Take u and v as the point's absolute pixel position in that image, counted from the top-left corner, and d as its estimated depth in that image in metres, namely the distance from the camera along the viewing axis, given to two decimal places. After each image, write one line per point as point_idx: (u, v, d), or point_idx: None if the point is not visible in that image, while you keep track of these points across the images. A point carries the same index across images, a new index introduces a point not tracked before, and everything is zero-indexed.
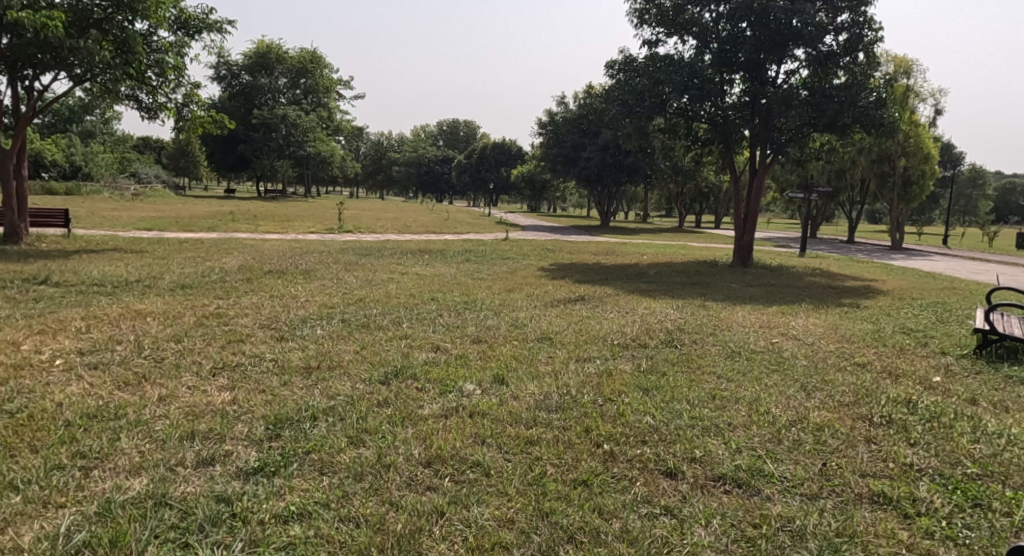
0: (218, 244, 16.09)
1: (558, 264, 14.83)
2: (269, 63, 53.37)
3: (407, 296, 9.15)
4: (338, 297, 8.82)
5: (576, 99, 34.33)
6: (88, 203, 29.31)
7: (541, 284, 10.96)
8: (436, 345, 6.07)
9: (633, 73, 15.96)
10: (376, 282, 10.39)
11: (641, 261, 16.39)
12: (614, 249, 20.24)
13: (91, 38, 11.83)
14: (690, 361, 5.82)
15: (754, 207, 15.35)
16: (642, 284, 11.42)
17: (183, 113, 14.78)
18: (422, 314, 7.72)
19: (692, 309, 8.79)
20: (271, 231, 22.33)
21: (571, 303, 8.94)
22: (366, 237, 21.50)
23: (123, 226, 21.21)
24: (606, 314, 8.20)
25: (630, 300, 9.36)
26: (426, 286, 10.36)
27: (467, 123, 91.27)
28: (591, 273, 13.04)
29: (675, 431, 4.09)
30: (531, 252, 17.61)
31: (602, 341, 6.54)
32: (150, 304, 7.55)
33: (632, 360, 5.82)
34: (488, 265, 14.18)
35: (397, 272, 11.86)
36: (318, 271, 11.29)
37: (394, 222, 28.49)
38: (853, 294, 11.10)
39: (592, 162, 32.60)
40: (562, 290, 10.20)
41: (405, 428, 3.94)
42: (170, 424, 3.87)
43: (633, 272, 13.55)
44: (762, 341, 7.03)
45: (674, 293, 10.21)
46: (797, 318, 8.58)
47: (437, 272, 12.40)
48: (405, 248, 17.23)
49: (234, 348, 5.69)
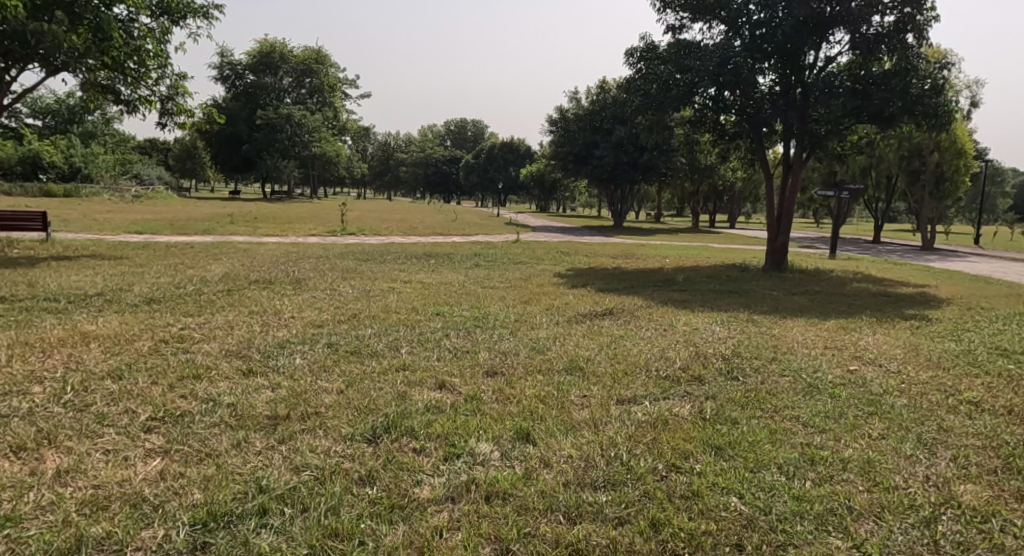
0: (208, 249, 15.01)
1: (575, 269, 13.61)
2: (273, 62, 52.42)
3: (408, 310, 7.95)
4: (329, 312, 7.65)
5: (589, 95, 33.12)
6: (86, 206, 28.38)
7: (561, 294, 9.74)
8: (442, 381, 4.83)
9: (655, 61, 14.74)
10: (375, 294, 9.19)
11: (665, 265, 15.16)
12: (633, 251, 19.01)
13: (58, 21, 10.71)
14: (763, 402, 4.57)
15: (791, 207, 14.07)
16: (673, 293, 10.17)
17: (169, 107, 13.63)
18: (427, 336, 6.51)
19: (739, 325, 7.54)
20: (270, 233, 21.25)
21: (599, 318, 7.72)
22: (369, 239, 20.31)
23: (114, 229, 20.18)
24: (643, 333, 6.96)
25: (665, 313, 8.13)
26: (431, 298, 9.16)
27: (476, 123, 90.17)
28: (612, 280, 11.83)
29: (778, 526, 2.92)
30: (544, 255, 16.41)
31: (646, 373, 5.30)
32: (103, 325, 6.38)
33: (692, 403, 4.56)
34: (500, 270, 12.97)
35: (400, 281, 10.68)
36: (310, 280, 10.12)
37: (399, 223, 27.35)
38: (912, 303, 9.84)
39: (605, 160, 31.36)
40: (585, 301, 9.00)
41: (394, 530, 2.78)
42: (51, 528, 2.70)
43: (660, 278, 12.32)
44: (837, 368, 5.77)
45: (713, 304, 8.97)
46: (866, 336, 7.31)
47: (444, 280, 11.20)
48: (410, 252, 16.07)
49: (187, 388, 4.48)
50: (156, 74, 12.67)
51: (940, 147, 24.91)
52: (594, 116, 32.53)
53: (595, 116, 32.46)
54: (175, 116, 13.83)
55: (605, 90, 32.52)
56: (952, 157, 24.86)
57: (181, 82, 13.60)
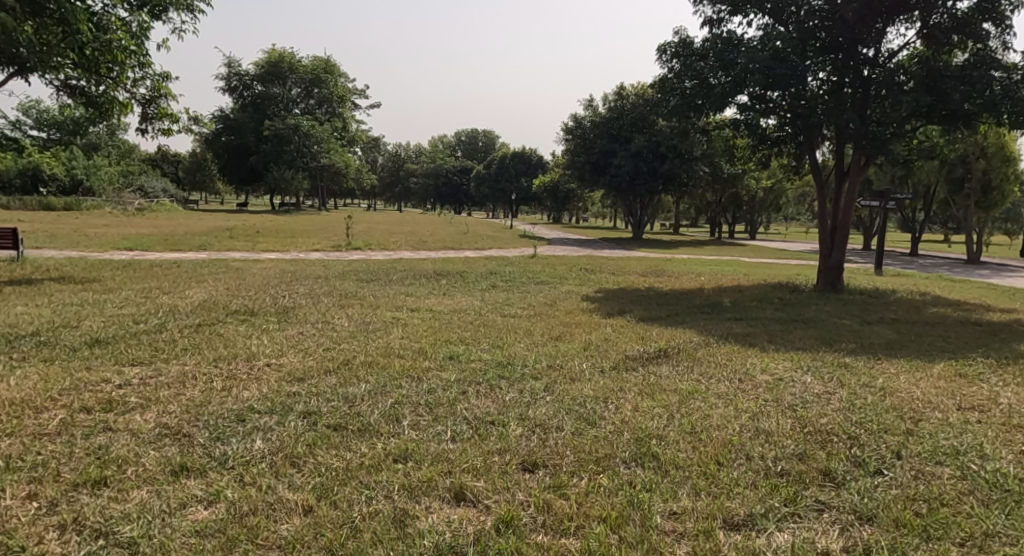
0: (197, 268, 13.61)
1: (605, 291, 12.10)
2: (282, 72, 51.46)
3: (415, 353, 6.42)
4: (315, 358, 6.11)
5: (605, 101, 31.65)
6: (81, 220, 27.10)
7: (597, 326, 8.21)
8: (460, 487, 3.34)
9: (691, 58, 13.25)
10: (374, 328, 7.64)
11: (703, 284, 13.62)
12: (662, 267, 17.43)
13: (13, 10, 9.31)
14: (947, 530, 3.02)
15: (848, 221, 12.51)
16: (730, 324, 8.56)
17: (149, 112, 12.30)
18: (438, 397, 4.94)
19: (833, 374, 5.91)
20: (270, 248, 19.89)
21: (654, 363, 6.16)
22: (376, 255, 18.92)
23: (104, 245, 18.87)
24: (716, 389, 5.36)
25: (733, 356, 6.51)
26: (442, 332, 7.59)
27: (487, 133, 88.97)
28: (651, 305, 10.28)
29: None
30: (567, 274, 14.91)
31: (747, 462, 3.75)
32: (12, 383, 4.89)
33: (840, 533, 3.02)
34: (520, 293, 11.48)
35: (405, 309, 9.14)
36: (300, 309, 8.61)
37: (408, 237, 25.90)
38: (1019, 336, 8.20)
39: (624, 170, 29.81)
40: (630, 337, 7.44)
41: None
42: None
43: (706, 303, 10.76)
44: (1005, 446, 4.15)
45: (784, 341, 7.33)
46: (1000, 387, 5.67)
47: (457, 306, 9.67)
48: (418, 270, 14.57)
49: (74, 505, 3.04)
50: (135, 73, 11.36)
51: (986, 153, 23.02)
52: (611, 124, 30.79)
53: (613, 123, 30.95)
54: (157, 123, 12.49)
55: (623, 96, 31.09)
56: (1000, 164, 23.07)
57: (164, 82, 12.32)
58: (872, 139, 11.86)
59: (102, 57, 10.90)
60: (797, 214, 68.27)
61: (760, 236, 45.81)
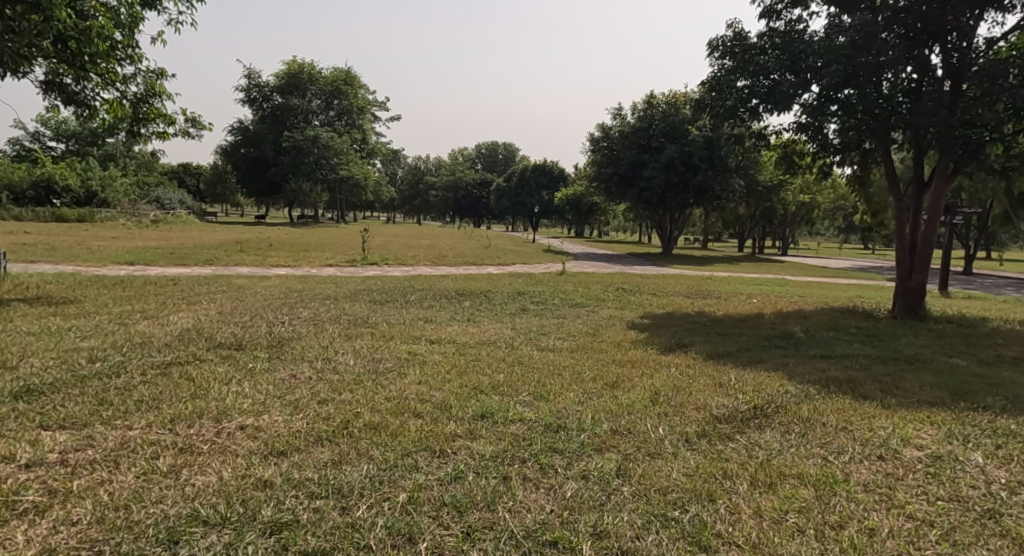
0: (196, 286, 12.34)
1: (652, 316, 10.57)
2: (301, 83, 50.69)
3: (436, 410, 4.92)
4: (305, 417, 4.65)
5: (634, 111, 30.20)
6: (90, 233, 26.06)
7: (659, 367, 6.69)
8: None
9: (748, 52, 11.76)
10: (386, 369, 6.15)
11: (761, 309, 12.01)
12: (707, 287, 15.83)
13: None
14: None
15: (932, 237, 10.84)
16: (820, 364, 6.99)
17: (141, 112, 11.06)
18: (470, 491, 3.50)
19: (1009, 448, 4.29)
20: (281, 263, 18.61)
21: (753, 430, 4.63)
22: (393, 271, 17.56)
23: (104, 259, 17.62)
24: (859, 475, 3.82)
25: (854, 419, 4.90)
26: (469, 376, 6.09)
27: (507, 146, 87.76)
28: (712, 336, 8.73)
29: None
30: (604, 294, 13.41)
31: None
32: None
33: None
34: (557, 319, 9.97)
35: (425, 341, 7.65)
36: (297, 342, 7.15)
37: (428, 251, 24.55)
38: None
39: (654, 182, 28.28)
40: (704, 385, 5.91)
41: None
42: None
43: (774, 333, 9.18)
44: None
45: (905, 392, 5.70)
46: None
47: (485, 337, 8.16)
48: (438, 289, 13.13)
49: None
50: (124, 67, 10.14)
51: None
52: (641, 134, 29.46)
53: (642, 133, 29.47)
54: (150, 125, 11.25)
55: (653, 105, 29.65)
56: None
57: (157, 80, 11.14)
58: (963, 144, 10.25)
59: (87, 50, 9.68)
60: (825, 229, 66.07)
61: (792, 253, 43.86)
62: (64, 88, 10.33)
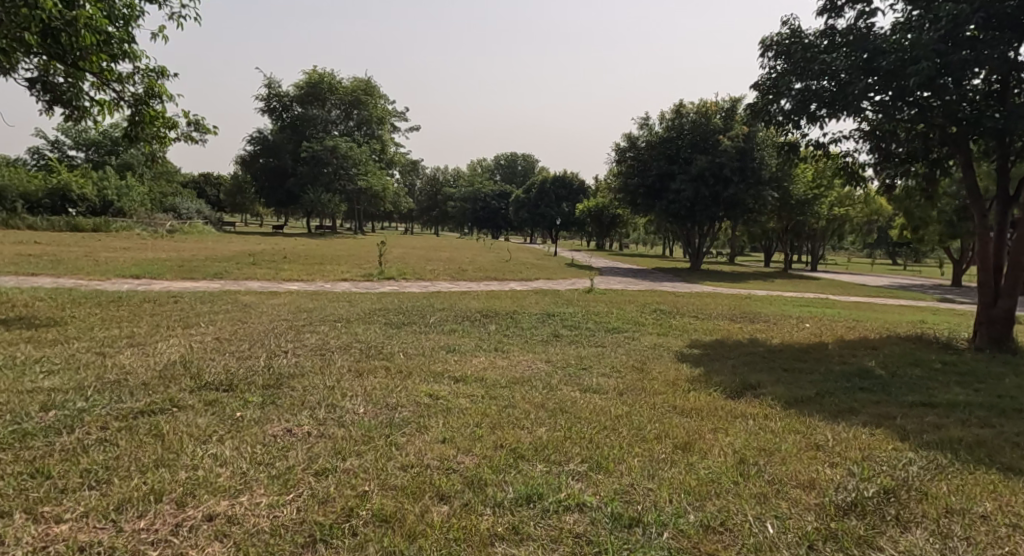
0: (196, 304, 11.33)
1: (702, 345, 9.34)
2: (321, 93, 50.21)
3: (466, 488, 3.76)
4: (295, 500, 3.55)
5: (662, 120, 29.01)
6: (100, 244, 25.19)
7: (736, 421, 5.44)
8: None
9: (805, 51, 10.60)
10: (403, 421, 5.00)
11: (822, 336, 10.73)
12: (752, 309, 14.51)
13: None
14: None
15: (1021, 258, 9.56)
16: (930, 416, 5.72)
17: (138, 115, 10.10)
18: None
19: None
20: (293, 277, 17.60)
21: (892, 531, 3.44)
22: (411, 287, 16.48)
23: (108, 272, 16.68)
24: None
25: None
26: (505, 431, 4.91)
27: (527, 157, 86.82)
28: (782, 374, 7.48)
29: None
30: (641, 317, 12.20)
31: None
32: None
33: None
34: (595, 349, 8.78)
35: (448, 379, 6.49)
36: (298, 381, 6.02)
37: (448, 265, 23.43)
38: None
39: (683, 195, 27.03)
40: (802, 450, 4.69)
41: None
42: None
43: (851, 369, 7.92)
44: None
45: None
46: None
47: (518, 373, 7.00)
48: (459, 310, 11.98)
49: None
50: (117, 64, 9.18)
51: None
52: (669, 144, 28.27)
53: (671, 143, 28.28)
54: (149, 128, 10.30)
55: (681, 114, 28.44)
56: None
57: (157, 80, 10.20)
58: None
59: (77, 44, 8.72)
60: (851, 244, 64.22)
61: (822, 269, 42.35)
62: (54, 87, 9.41)
